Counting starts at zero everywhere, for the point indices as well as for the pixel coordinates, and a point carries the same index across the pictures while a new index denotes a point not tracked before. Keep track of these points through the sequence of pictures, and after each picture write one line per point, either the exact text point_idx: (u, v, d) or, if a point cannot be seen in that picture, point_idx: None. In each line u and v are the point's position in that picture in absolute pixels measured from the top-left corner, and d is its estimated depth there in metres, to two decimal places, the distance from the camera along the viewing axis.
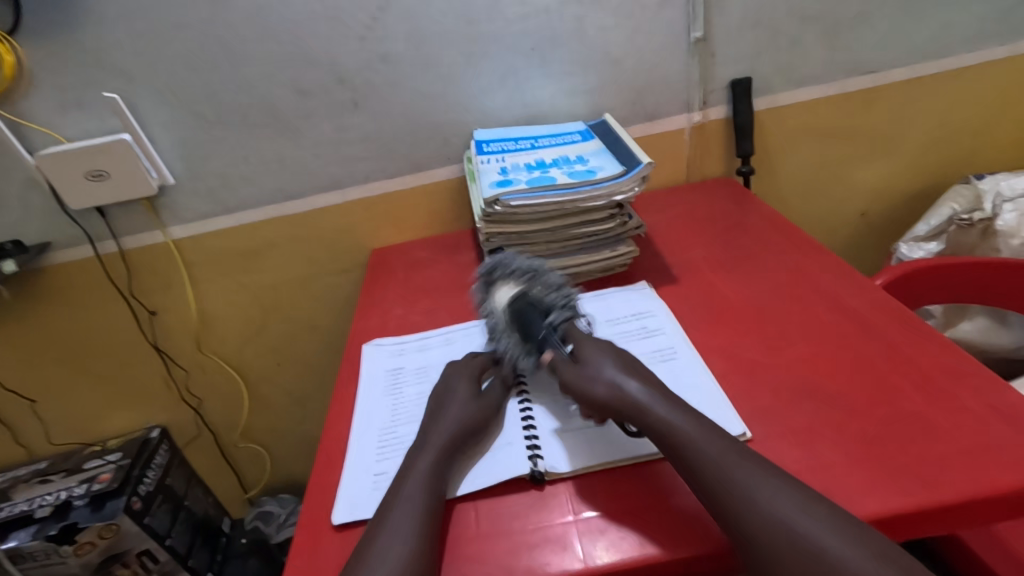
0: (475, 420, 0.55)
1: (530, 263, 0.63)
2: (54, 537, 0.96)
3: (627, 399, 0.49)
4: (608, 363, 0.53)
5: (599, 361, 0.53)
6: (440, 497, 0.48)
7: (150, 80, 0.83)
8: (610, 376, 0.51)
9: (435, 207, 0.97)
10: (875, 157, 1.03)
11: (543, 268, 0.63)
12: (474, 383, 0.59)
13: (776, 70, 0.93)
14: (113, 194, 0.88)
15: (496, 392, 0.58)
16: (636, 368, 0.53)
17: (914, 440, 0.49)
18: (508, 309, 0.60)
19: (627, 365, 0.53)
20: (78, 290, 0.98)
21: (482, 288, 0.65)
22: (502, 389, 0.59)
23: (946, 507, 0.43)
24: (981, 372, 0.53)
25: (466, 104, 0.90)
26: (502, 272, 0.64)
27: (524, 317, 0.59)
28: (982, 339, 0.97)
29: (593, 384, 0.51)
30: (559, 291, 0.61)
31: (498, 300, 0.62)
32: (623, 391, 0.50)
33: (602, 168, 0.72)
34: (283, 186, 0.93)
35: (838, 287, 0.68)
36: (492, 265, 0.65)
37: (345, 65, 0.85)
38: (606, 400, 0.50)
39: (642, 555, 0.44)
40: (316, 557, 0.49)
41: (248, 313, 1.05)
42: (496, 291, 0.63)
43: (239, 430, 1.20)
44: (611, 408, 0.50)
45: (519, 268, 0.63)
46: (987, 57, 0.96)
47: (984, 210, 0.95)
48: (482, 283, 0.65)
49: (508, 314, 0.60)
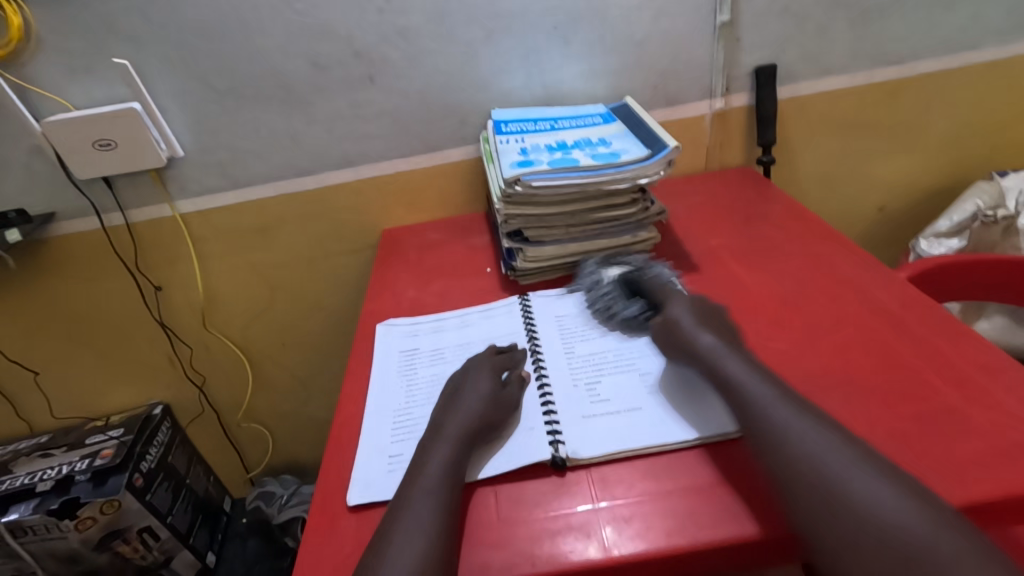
0: (494, 413, 0.53)
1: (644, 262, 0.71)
2: (55, 511, 0.95)
3: (698, 352, 0.52)
4: (686, 308, 0.58)
5: (679, 307, 0.58)
6: (458, 487, 0.47)
7: (161, 48, 0.81)
8: (689, 321, 0.55)
9: (448, 188, 0.95)
10: (897, 150, 1.02)
11: (657, 265, 0.71)
12: (496, 375, 0.57)
13: (801, 58, 0.91)
14: (120, 164, 0.86)
15: (517, 388, 0.56)
16: (714, 321, 0.56)
17: (949, 436, 0.47)
18: (621, 279, 0.68)
19: (706, 317, 0.56)
20: (83, 262, 0.96)
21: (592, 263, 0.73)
22: (522, 386, 0.57)
23: (983, 504, 0.42)
24: (1015, 367, 0.52)
25: (484, 83, 0.88)
26: (621, 260, 0.73)
27: (641, 282, 0.67)
28: (998, 338, 0.96)
29: (674, 330, 0.56)
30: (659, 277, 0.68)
31: (609, 273, 0.70)
32: (696, 340, 0.53)
33: (626, 151, 0.71)
34: (294, 162, 0.91)
35: (865, 279, 0.66)
36: (608, 257, 0.73)
37: (361, 38, 0.83)
38: (680, 337, 0.55)
39: (668, 546, 0.43)
40: (331, 539, 0.48)
41: (254, 292, 1.03)
42: (609, 270, 0.71)
43: (242, 409, 1.18)
44: (676, 337, 0.55)
45: (637, 262, 0.71)
46: (1017, 51, 0.94)
47: (1007, 208, 0.94)
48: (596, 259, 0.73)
49: (619, 282, 0.68)
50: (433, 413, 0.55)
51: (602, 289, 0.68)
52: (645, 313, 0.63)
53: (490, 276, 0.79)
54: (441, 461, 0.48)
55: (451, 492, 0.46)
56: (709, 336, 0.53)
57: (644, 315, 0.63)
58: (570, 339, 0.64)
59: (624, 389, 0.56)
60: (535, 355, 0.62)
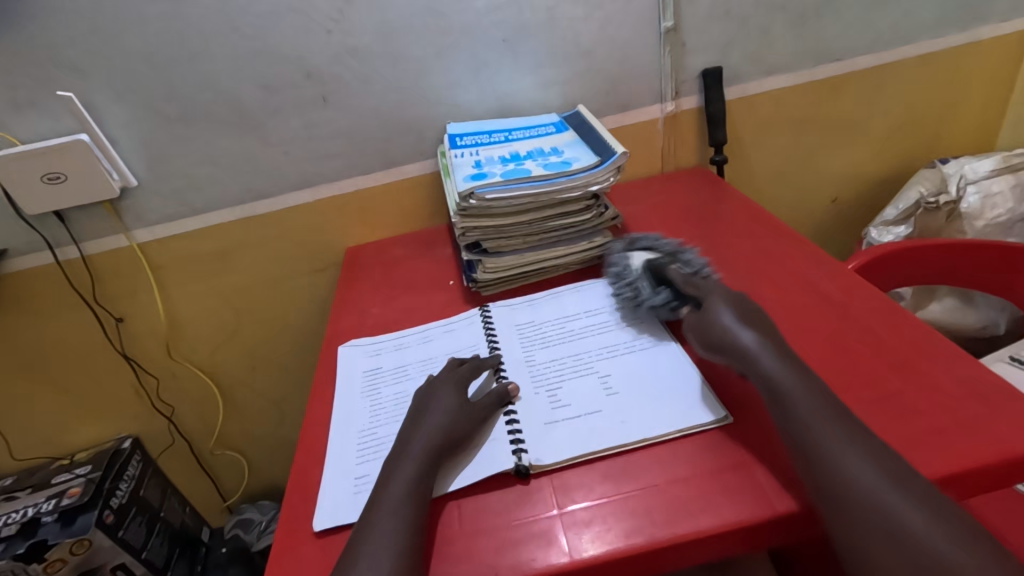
0: (460, 428, 0.53)
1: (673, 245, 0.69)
2: (22, 555, 0.93)
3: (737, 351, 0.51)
4: (728, 308, 0.55)
5: (716, 302, 0.56)
6: (424, 503, 0.47)
7: (108, 77, 0.80)
8: (728, 317, 0.54)
9: (408, 203, 0.96)
10: (844, 144, 1.05)
11: (686, 249, 0.68)
12: (462, 387, 0.58)
13: (745, 59, 0.93)
14: (72, 197, 0.85)
15: (486, 399, 0.56)
16: (756, 317, 0.54)
17: (892, 420, 0.49)
18: (646, 265, 0.66)
19: (746, 313, 0.54)
20: (38, 299, 0.94)
21: (620, 245, 0.72)
22: (497, 399, 0.56)
23: (926, 483, 0.44)
24: (950, 350, 0.54)
25: (438, 98, 0.89)
26: (645, 244, 0.70)
27: (666, 269, 0.64)
28: (950, 318, 0.99)
29: (711, 326, 0.54)
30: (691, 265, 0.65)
31: (635, 260, 0.69)
32: (737, 340, 0.52)
33: (577, 158, 0.72)
34: (251, 185, 0.91)
35: (813, 271, 0.69)
36: (635, 240, 0.72)
37: (312, 59, 0.83)
38: (720, 336, 0.53)
39: (627, 546, 0.44)
40: (296, 564, 0.48)
41: (219, 319, 1.02)
42: (635, 256, 0.69)
43: (215, 436, 1.16)
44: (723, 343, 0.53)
45: (666, 248, 0.69)
46: (948, 44, 0.98)
47: (949, 194, 0.98)
48: (622, 242, 0.72)
49: (645, 270, 0.66)
50: (401, 430, 0.55)
51: (627, 281, 0.66)
52: (673, 302, 0.62)
53: (453, 288, 0.80)
54: (406, 479, 0.48)
55: (416, 511, 0.46)
56: (749, 334, 0.52)
57: (672, 305, 0.62)
58: (531, 350, 0.64)
59: (584, 393, 0.57)
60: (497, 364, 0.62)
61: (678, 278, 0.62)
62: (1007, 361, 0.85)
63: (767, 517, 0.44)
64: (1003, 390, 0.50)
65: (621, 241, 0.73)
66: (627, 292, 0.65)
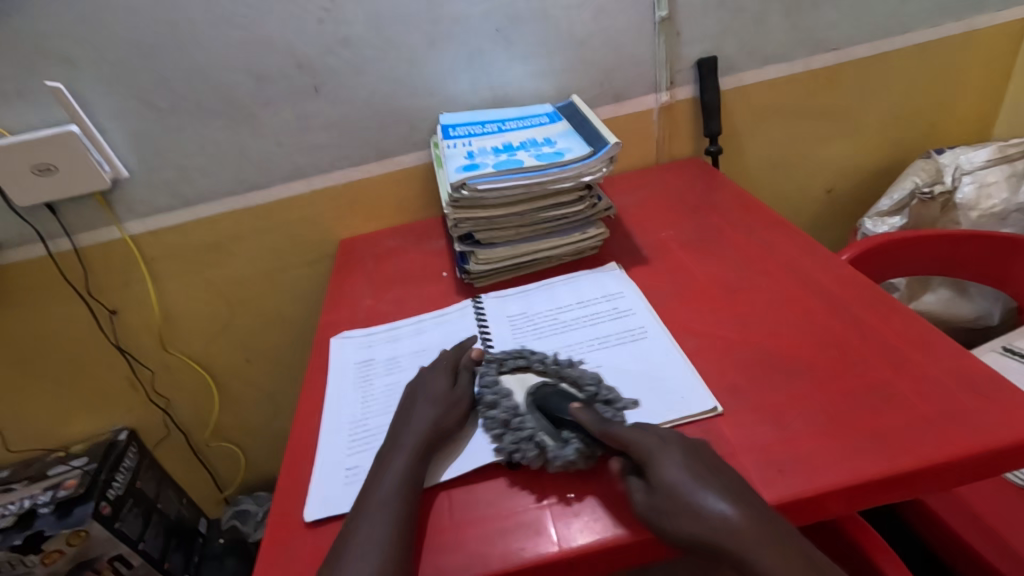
0: (450, 421, 0.53)
1: (558, 358, 0.59)
2: (19, 547, 0.93)
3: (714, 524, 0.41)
4: (680, 463, 0.44)
5: (671, 465, 0.44)
6: (417, 494, 0.47)
7: (97, 68, 0.79)
8: (686, 479, 0.43)
9: (402, 194, 0.95)
10: (840, 134, 1.04)
11: (574, 363, 0.58)
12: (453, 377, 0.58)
13: (741, 49, 0.93)
14: (63, 189, 0.84)
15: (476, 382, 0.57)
16: (711, 476, 0.44)
17: (881, 410, 0.49)
18: (534, 399, 0.54)
19: (705, 469, 0.44)
20: (31, 291, 0.94)
21: (485, 366, 0.59)
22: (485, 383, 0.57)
23: (913, 472, 0.45)
24: (940, 340, 0.55)
25: (431, 88, 0.88)
26: (515, 362, 0.59)
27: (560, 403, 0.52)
28: (944, 309, 0.99)
29: (679, 514, 0.42)
30: (596, 387, 0.55)
31: (516, 389, 0.56)
32: (715, 521, 0.41)
33: (570, 149, 0.72)
34: (243, 176, 0.90)
35: (806, 262, 0.69)
36: (503, 358, 0.59)
37: (303, 49, 0.82)
38: (687, 521, 0.42)
39: (615, 536, 0.44)
40: (287, 554, 0.48)
41: (213, 311, 1.02)
42: (510, 383, 0.57)
43: (211, 428, 1.17)
44: (681, 515, 0.42)
45: (549, 362, 0.58)
46: (946, 33, 0.98)
47: (945, 183, 0.98)
48: (486, 362, 0.59)
49: (535, 406, 0.54)
50: (392, 422, 0.55)
51: (519, 425, 0.52)
52: (587, 453, 0.48)
53: (446, 280, 0.80)
54: (396, 472, 0.48)
55: (406, 504, 0.46)
56: (722, 502, 0.42)
57: (590, 455, 0.48)
58: (523, 340, 0.64)
59: (576, 383, 0.57)
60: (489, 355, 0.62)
61: (587, 419, 0.49)
62: (1000, 352, 0.85)
63: None
64: (991, 379, 0.50)
65: (484, 362, 0.59)
66: (516, 449, 0.50)
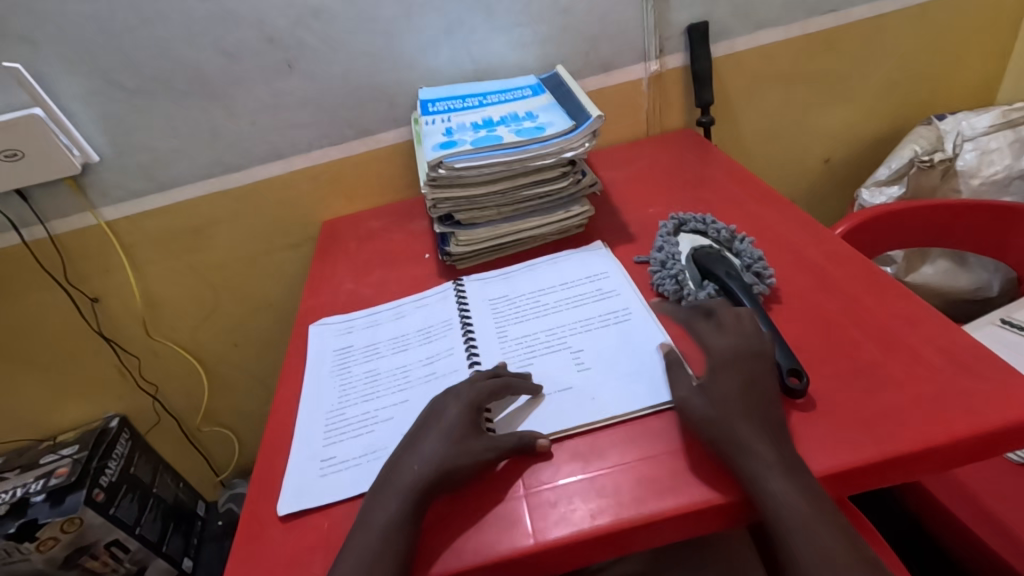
0: (459, 459, 0.47)
1: (727, 231, 0.65)
2: (13, 534, 0.93)
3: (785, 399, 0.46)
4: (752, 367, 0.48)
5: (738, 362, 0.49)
6: (405, 548, 0.43)
7: (58, 47, 0.76)
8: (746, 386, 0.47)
9: (384, 173, 0.92)
10: (838, 101, 1.01)
11: (742, 238, 0.64)
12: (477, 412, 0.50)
13: (733, 13, 0.88)
14: (31, 174, 0.81)
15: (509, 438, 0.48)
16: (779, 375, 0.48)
17: (870, 391, 0.48)
18: (694, 253, 0.62)
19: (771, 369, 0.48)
20: (9, 281, 0.92)
21: (669, 224, 0.68)
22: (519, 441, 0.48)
23: (901, 457, 0.43)
24: (933, 318, 0.53)
25: (409, 62, 0.85)
26: (695, 227, 0.67)
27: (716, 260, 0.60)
28: (942, 281, 0.97)
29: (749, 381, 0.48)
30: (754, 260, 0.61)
31: (682, 245, 0.65)
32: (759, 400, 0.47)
33: (552, 123, 0.69)
34: (219, 158, 0.87)
35: (797, 237, 0.66)
36: (685, 220, 0.68)
37: (273, 22, 0.79)
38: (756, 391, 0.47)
39: (592, 527, 0.43)
40: (258, 550, 0.47)
41: (196, 296, 1.00)
42: (683, 243, 0.65)
43: (202, 413, 1.16)
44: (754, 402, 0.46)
45: (722, 233, 0.65)
46: None
47: (945, 151, 0.95)
48: (671, 222, 0.68)
49: (693, 258, 0.62)
50: (395, 454, 0.50)
51: (673, 267, 0.62)
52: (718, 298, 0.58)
53: (428, 262, 0.78)
54: (381, 523, 0.44)
55: (385, 559, 0.42)
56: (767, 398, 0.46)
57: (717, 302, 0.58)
58: (503, 323, 0.62)
59: (557, 368, 0.55)
60: (468, 341, 0.61)
61: (731, 277, 0.58)
62: (999, 325, 0.83)
63: (736, 495, 0.43)
64: (986, 357, 0.48)
65: (670, 222, 0.68)
66: (665, 281, 0.61)
